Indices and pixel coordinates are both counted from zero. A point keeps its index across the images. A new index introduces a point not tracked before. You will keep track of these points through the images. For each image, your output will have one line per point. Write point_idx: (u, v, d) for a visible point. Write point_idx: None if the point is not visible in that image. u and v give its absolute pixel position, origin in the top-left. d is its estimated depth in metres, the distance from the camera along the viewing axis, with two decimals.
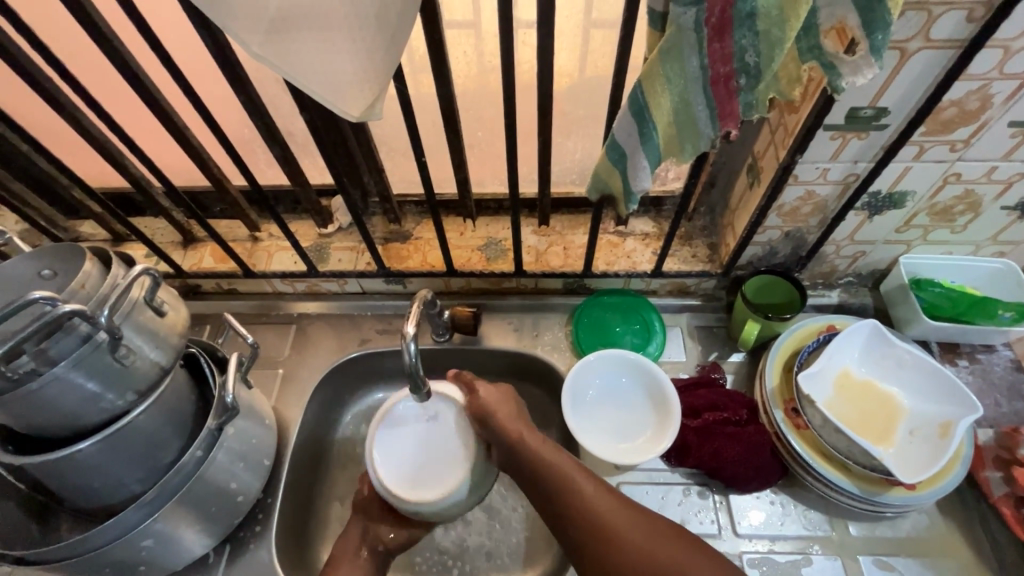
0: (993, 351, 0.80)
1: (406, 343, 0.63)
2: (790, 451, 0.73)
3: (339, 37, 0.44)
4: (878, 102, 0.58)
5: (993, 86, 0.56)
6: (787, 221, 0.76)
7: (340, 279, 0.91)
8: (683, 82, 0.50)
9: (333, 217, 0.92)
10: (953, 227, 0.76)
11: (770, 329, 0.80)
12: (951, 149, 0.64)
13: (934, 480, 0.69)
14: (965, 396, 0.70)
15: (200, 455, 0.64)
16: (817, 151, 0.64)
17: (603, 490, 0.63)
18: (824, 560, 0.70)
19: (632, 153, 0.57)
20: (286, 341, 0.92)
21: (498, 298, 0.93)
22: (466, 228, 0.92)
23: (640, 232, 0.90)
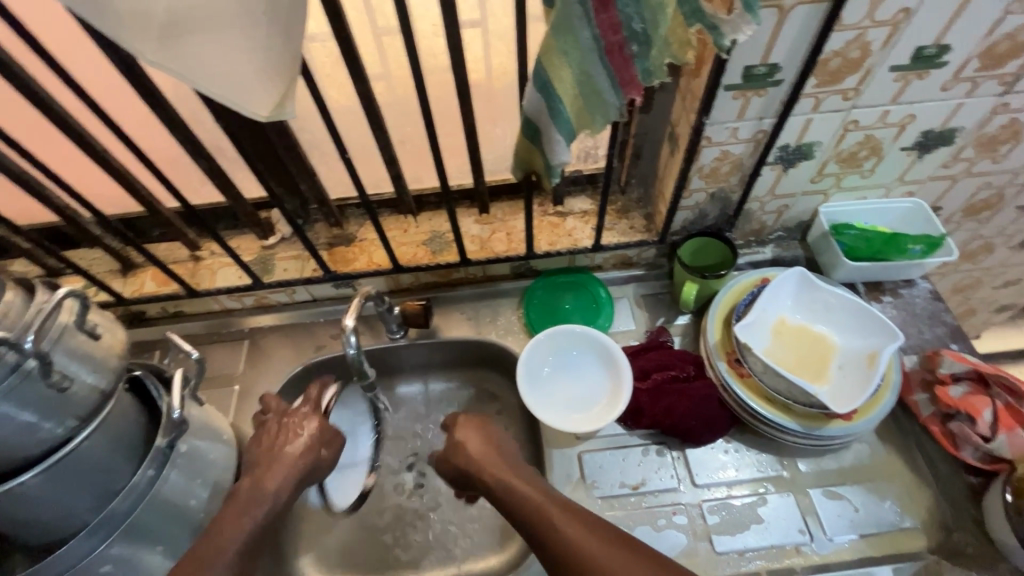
0: (913, 285, 0.85)
1: (347, 340, 0.66)
2: (735, 399, 0.76)
3: (233, 37, 0.44)
4: (769, 59, 0.62)
5: (868, 34, 0.60)
6: (710, 182, 0.79)
7: (288, 289, 0.90)
8: (580, 53, 0.52)
9: (274, 228, 0.92)
10: (862, 171, 0.81)
11: (708, 288, 0.84)
12: (845, 98, 0.68)
13: (868, 408, 0.74)
14: (887, 327, 0.75)
15: (152, 474, 0.63)
16: (723, 111, 0.68)
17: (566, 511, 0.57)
18: (779, 498, 0.74)
19: (546, 129, 0.59)
20: (240, 357, 0.92)
21: (449, 290, 0.94)
22: (409, 225, 0.93)
23: (579, 210, 0.93)
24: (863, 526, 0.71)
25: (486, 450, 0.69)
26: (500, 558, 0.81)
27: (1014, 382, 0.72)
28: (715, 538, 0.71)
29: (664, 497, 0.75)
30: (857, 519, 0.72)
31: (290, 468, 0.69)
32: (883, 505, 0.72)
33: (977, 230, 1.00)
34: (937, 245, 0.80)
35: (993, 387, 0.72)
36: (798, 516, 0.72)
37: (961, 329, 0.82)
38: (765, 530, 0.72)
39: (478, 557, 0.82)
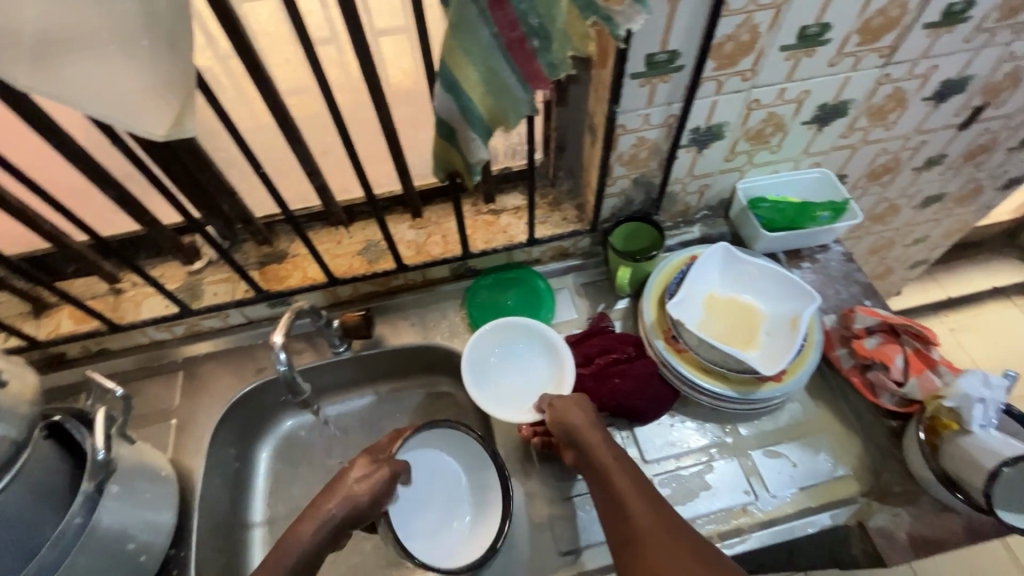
0: (827, 250, 0.91)
1: (276, 355, 0.67)
2: (676, 374, 0.79)
3: (114, 54, 0.42)
4: (668, 46, 0.65)
5: (755, 17, 0.64)
6: (631, 168, 0.82)
7: (220, 313, 0.87)
8: (482, 51, 0.53)
9: (199, 253, 0.89)
10: (770, 147, 0.85)
11: (642, 270, 0.87)
12: (743, 79, 0.72)
13: (796, 368, 0.78)
14: (806, 291, 0.79)
15: (80, 522, 0.59)
16: (633, 99, 0.70)
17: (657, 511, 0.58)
18: (724, 464, 0.77)
19: (460, 127, 0.60)
20: (174, 390, 0.88)
21: (390, 298, 0.94)
22: (342, 236, 0.92)
23: (512, 206, 0.94)
24: (802, 480, 0.75)
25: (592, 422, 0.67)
26: None
27: (919, 328, 0.77)
28: None
29: None
30: (796, 474, 0.76)
31: (341, 507, 0.63)
32: (818, 457, 0.77)
33: (882, 194, 1.07)
34: (842, 210, 0.86)
35: (902, 335, 0.78)
36: (742, 479, 0.76)
37: (873, 286, 0.88)
38: (714, 495, 0.75)
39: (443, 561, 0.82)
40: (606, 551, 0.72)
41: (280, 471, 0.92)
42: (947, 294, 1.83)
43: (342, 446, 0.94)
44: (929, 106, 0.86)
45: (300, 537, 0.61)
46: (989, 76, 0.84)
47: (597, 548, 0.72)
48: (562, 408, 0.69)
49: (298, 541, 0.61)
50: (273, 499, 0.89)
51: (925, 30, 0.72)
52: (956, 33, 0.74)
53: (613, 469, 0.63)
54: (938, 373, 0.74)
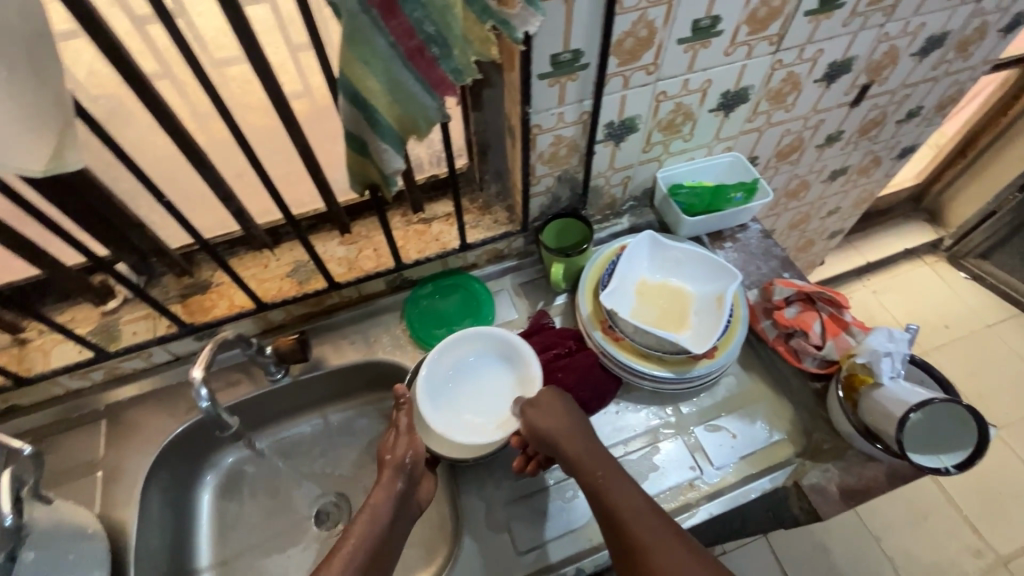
0: (746, 228, 0.96)
1: (197, 391, 0.64)
2: (615, 363, 0.81)
3: None
4: (570, 45, 0.66)
5: (649, 13, 0.67)
6: (553, 167, 0.84)
7: (141, 354, 0.82)
8: (381, 61, 0.53)
9: (113, 291, 0.84)
10: (683, 135, 0.89)
11: (575, 265, 0.89)
12: (648, 73, 0.75)
13: (726, 344, 0.82)
14: (728, 268, 0.83)
15: None
16: (544, 99, 0.72)
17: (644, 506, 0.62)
18: (669, 443, 0.80)
19: (370, 139, 0.59)
20: (97, 440, 0.82)
21: (327, 318, 0.91)
22: (269, 260, 0.89)
23: (442, 214, 0.94)
24: (742, 450, 0.79)
25: (570, 428, 0.70)
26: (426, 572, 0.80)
27: (831, 293, 0.83)
28: None
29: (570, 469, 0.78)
30: (736, 444, 0.79)
31: (398, 474, 0.70)
32: (755, 426, 0.81)
33: (793, 171, 1.14)
34: (753, 189, 0.90)
35: (818, 302, 0.83)
36: (687, 455, 0.79)
37: (790, 258, 0.94)
38: (662, 475, 0.77)
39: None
40: (564, 544, 0.72)
41: (226, 510, 0.88)
42: (866, 258, 1.97)
43: (290, 475, 0.91)
44: (822, 87, 0.93)
45: (381, 505, 0.67)
46: (870, 56, 0.91)
47: (555, 543, 0.73)
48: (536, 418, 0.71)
49: (379, 511, 0.66)
50: (221, 540, 0.85)
51: (806, 17, 0.77)
52: (835, 19, 0.80)
53: (597, 472, 0.66)
54: (851, 334, 0.80)
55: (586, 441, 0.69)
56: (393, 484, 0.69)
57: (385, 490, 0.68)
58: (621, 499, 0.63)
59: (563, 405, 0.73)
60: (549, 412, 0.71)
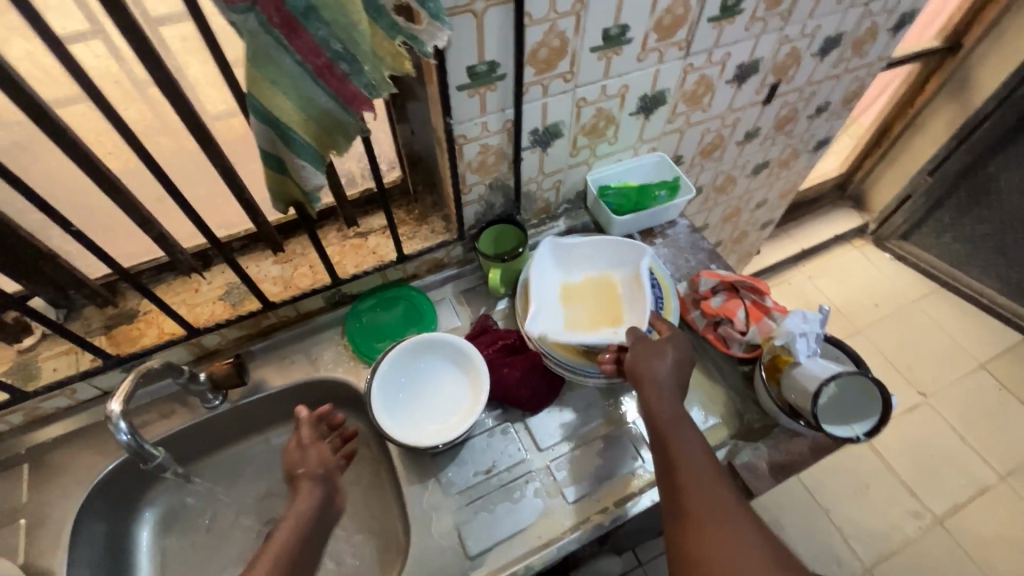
0: (675, 224, 1.01)
1: (114, 423, 0.64)
2: (555, 362, 0.82)
3: None
4: (484, 57, 0.68)
5: (559, 24, 0.69)
6: (483, 174, 0.85)
7: (63, 391, 0.78)
8: (288, 79, 0.53)
9: (29, 328, 0.80)
10: (608, 139, 0.93)
11: (512, 269, 0.90)
12: (565, 80, 0.78)
13: None
14: (630, 245, 0.89)
15: None
16: (465, 109, 0.73)
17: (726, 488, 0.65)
18: (611, 436, 0.82)
19: (288, 158, 0.59)
20: (20, 486, 0.78)
21: (265, 339, 0.89)
22: (200, 284, 0.86)
23: (378, 227, 0.94)
24: None
25: (666, 382, 0.73)
26: None
27: (752, 282, 0.88)
28: (567, 491, 0.77)
29: (517, 470, 0.79)
30: None
31: (320, 483, 0.67)
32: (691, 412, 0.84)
33: (717, 167, 1.20)
34: (677, 187, 0.95)
35: (741, 290, 0.88)
36: (629, 446, 0.81)
37: (716, 250, 0.98)
38: (606, 467, 0.79)
39: None
40: (514, 544, 0.73)
41: (167, 547, 0.84)
42: (800, 245, 2.09)
43: (237, 503, 0.89)
44: (734, 88, 0.99)
45: (301, 512, 0.64)
46: (774, 57, 0.97)
47: (505, 543, 0.73)
48: (640, 350, 0.75)
49: (298, 517, 0.63)
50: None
51: (709, 23, 0.82)
52: (737, 24, 0.86)
53: (678, 414, 0.70)
54: (772, 318, 0.85)
55: (676, 384, 0.73)
56: (310, 493, 0.66)
57: (305, 499, 0.65)
58: (695, 460, 0.66)
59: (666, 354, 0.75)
60: (651, 359, 0.74)
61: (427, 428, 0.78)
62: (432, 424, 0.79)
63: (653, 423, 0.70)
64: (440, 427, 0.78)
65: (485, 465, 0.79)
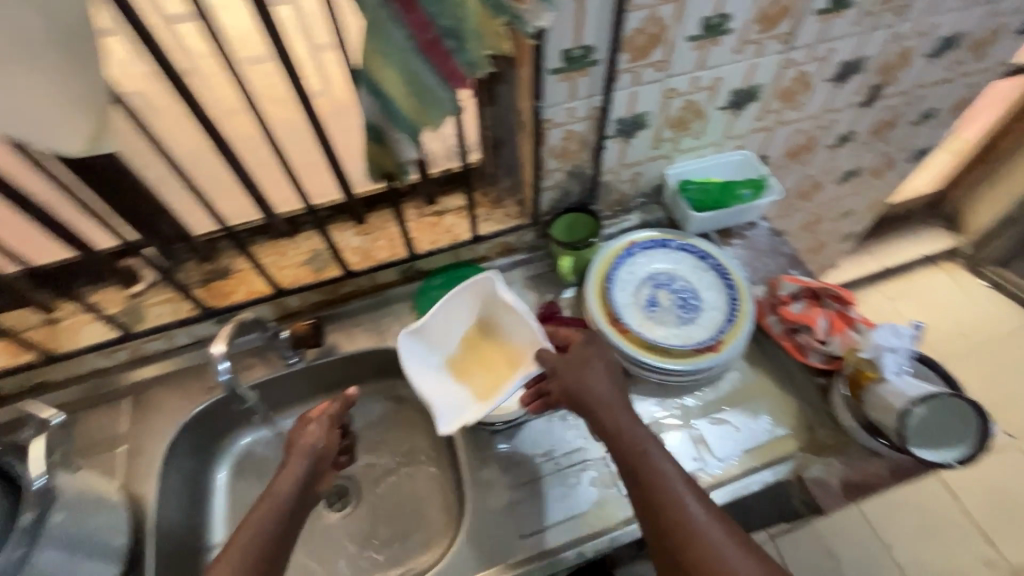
0: (755, 226, 0.97)
1: (218, 366, 0.69)
2: (621, 354, 0.82)
3: (25, 79, 0.43)
4: (582, 41, 0.68)
5: (660, 11, 0.68)
6: (563, 161, 0.85)
7: (165, 335, 0.86)
8: (398, 54, 0.56)
9: (138, 275, 0.87)
10: (693, 133, 0.90)
11: (583, 258, 0.91)
12: (658, 69, 0.76)
13: (733, 338, 0.83)
14: (472, 282, 0.74)
15: (21, 555, 0.57)
16: (555, 93, 0.74)
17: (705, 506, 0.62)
18: (671, 435, 0.80)
19: (387, 129, 0.62)
20: (121, 416, 0.86)
21: (341, 306, 0.94)
22: (286, 248, 0.91)
23: (455, 207, 0.96)
24: (745, 443, 0.80)
25: (613, 389, 0.69)
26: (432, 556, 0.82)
27: (838, 291, 0.84)
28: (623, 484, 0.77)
29: (573, 457, 0.79)
30: (739, 438, 0.80)
31: (304, 460, 0.69)
32: (758, 420, 0.81)
33: (803, 171, 1.15)
34: (762, 186, 0.91)
35: (824, 299, 0.84)
36: (690, 447, 0.80)
37: (798, 256, 0.94)
38: None
39: (407, 560, 0.84)
40: (565, 529, 0.74)
41: (239, 489, 0.90)
42: (881, 263, 1.96)
43: None
44: (833, 87, 0.94)
45: (280, 493, 0.65)
46: (882, 57, 0.92)
47: (557, 527, 0.74)
48: (572, 371, 0.69)
49: (278, 497, 0.65)
50: (234, 518, 0.88)
51: (817, 16, 0.79)
52: (846, 18, 0.81)
53: (626, 419, 0.67)
54: (857, 330, 0.80)
55: (615, 391, 0.69)
56: (295, 470, 0.68)
57: (289, 476, 0.67)
58: (658, 467, 0.63)
59: (597, 364, 0.70)
60: (577, 373, 0.69)
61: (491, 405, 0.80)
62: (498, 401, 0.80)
63: (620, 449, 0.65)
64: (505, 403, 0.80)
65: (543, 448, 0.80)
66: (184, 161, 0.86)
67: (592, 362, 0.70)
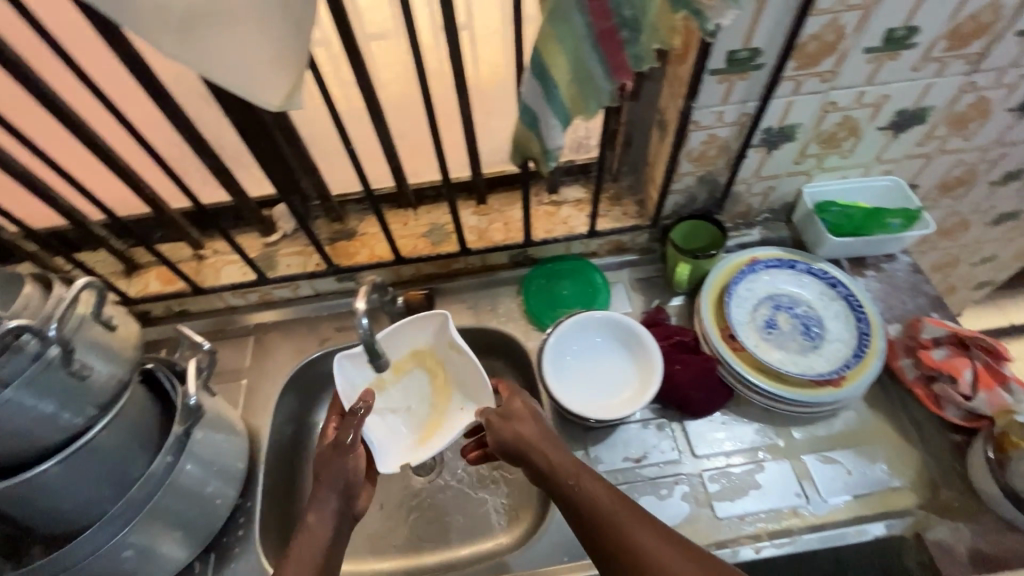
0: (894, 259, 0.90)
1: (360, 320, 0.68)
2: (732, 373, 0.79)
3: (247, 27, 0.45)
4: (750, 43, 0.66)
5: (842, 18, 0.64)
6: (698, 165, 0.83)
7: (292, 284, 0.92)
8: (573, 40, 0.55)
9: (275, 226, 0.94)
10: (842, 151, 0.84)
11: (701, 268, 0.87)
12: (823, 80, 0.72)
13: (857, 375, 0.78)
14: (423, 320, 0.81)
15: (170, 462, 0.64)
16: (709, 95, 0.71)
17: (650, 526, 0.58)
18: (774, 465, 0.77)
19: (543, 114, 0.61)
20: (245, 353, 0.93)
21: (450, 281, 0.97)
22: (409, 218, 0.95)
23: (573, 199, 0.96)
24: (856, 488, 0.74)
25: (543, 431, 0.68)
26: (508, 537, 0.83)
27: (991, 343, 0.76)
28: (717, 505, 0.74)
29: (667, 468, 0.77)
30: (850, 481, 0.75)
31: (337, 492, 0.67)
32: (874, 466, 0.76)
33: (952, 207, 1.04)
34: (915, 218, 0.84)
35: (973, 348, 0.77)
36: (794, 481, 0.75)
37: (941, 298, 0.86)
38: (764, 495, 0.74)
39: (487, 536, 0.83)
40: None
41: None
42: (1011, 321, 1.74)
43: None
44: (1014, 118, 0.84)
45: (318, 526, 0.64)
46: None
47: None
48: (505, 426, 0.70)
49: (316, 531, 0.64)
50: None
51: (1017, 38, 0.71)
52: None
53: (567, 459, 0.65)
54: (1009, 390, 0.73)
55: (547, 436, 0.68)
56: (328, 506, 0.66)
57: (323, 513, 0.65)
58: (601, 499, 0.60)
59: (531, 412, 0.71)
60: (520, 420, 0.69)
61: (591, 408, 0.79)
62: (599, 403, 0.80)
63: (555, 486, 0.63)
64: (609, 405, 0.79)
65: (637, 454, 0.78)
66: (345, 125, 0.86)
67: (525, 414, 0.70)
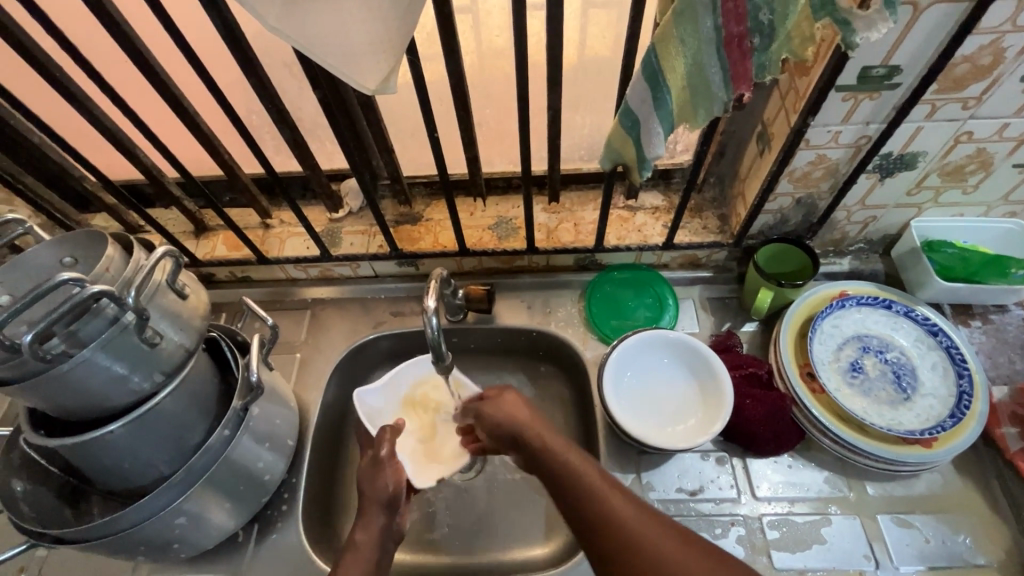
0: (1004, 311, 0.81)
1: (429, 318, 0.66)
2: (806, 415, 0.74)
3: (353, 9, 0.42)
4: (890, 60, 0.58)
5: (1005, 39, 0.56)
6: (798, 186, 0.76)
7: (352, 263, 0.91)
8: (697, 43, 0.50)
9: (343, 202, 0.92)
10: (964, 187, 0.76)
11: (784, 296, 0.80)
12: (963, 107, 0.64)
13: (950, 437, 0.71)
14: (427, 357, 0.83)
15: (226, 435, 0.65)
16: (829, 113, 0.64)
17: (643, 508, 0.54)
18: (843, 520, 0.71)
19: (646, 119, 0.56)
20: (301, 326, 0.93)
21: (510, 277, 0.94)
22: (476, 208, 0.92)
23: (650, 206, 0.90)
24: (933, 557, 0.68)
25: (534, 416, 0.66)
26: (545, 548, 0.80)
27: None
28: (775, 554, 0.69)
29: (723, 507, 0.72)
30: (927, 550, 0.69)
31: (383, 511, 0.66)
32: (957, 538, 0.69)
33: None
34: None
35: None
36: (863, 541, 0.69)
37: None
38: (828, 551, 0.69)
39: (522, 544, 0.81)
40: None
41: None
42: None
43: None
44: None
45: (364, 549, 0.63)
46: None
47: None
48: (489, 408, 0.69)
49: (363, 552, 0.62)
50: None
51: None
52: None
53: (555, 443, 0.62)
54: None
55: (535, 418, 0.66)
56: (374, 520, 0.65)
57: (370, 529, 0.64)
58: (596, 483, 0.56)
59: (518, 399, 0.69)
60: (509, 406, 0.68)
61: (652, 431, 0.75)
62: (661, 427, 0.76)
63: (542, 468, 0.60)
64: (674, 431, 0.75)
65: (692, 487, 0.74)
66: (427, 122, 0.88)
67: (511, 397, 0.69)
